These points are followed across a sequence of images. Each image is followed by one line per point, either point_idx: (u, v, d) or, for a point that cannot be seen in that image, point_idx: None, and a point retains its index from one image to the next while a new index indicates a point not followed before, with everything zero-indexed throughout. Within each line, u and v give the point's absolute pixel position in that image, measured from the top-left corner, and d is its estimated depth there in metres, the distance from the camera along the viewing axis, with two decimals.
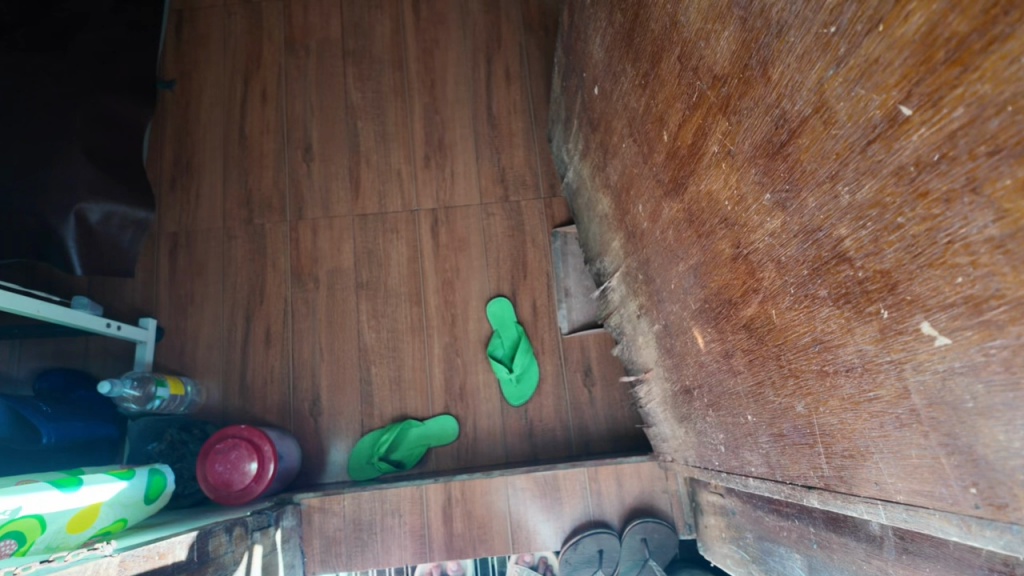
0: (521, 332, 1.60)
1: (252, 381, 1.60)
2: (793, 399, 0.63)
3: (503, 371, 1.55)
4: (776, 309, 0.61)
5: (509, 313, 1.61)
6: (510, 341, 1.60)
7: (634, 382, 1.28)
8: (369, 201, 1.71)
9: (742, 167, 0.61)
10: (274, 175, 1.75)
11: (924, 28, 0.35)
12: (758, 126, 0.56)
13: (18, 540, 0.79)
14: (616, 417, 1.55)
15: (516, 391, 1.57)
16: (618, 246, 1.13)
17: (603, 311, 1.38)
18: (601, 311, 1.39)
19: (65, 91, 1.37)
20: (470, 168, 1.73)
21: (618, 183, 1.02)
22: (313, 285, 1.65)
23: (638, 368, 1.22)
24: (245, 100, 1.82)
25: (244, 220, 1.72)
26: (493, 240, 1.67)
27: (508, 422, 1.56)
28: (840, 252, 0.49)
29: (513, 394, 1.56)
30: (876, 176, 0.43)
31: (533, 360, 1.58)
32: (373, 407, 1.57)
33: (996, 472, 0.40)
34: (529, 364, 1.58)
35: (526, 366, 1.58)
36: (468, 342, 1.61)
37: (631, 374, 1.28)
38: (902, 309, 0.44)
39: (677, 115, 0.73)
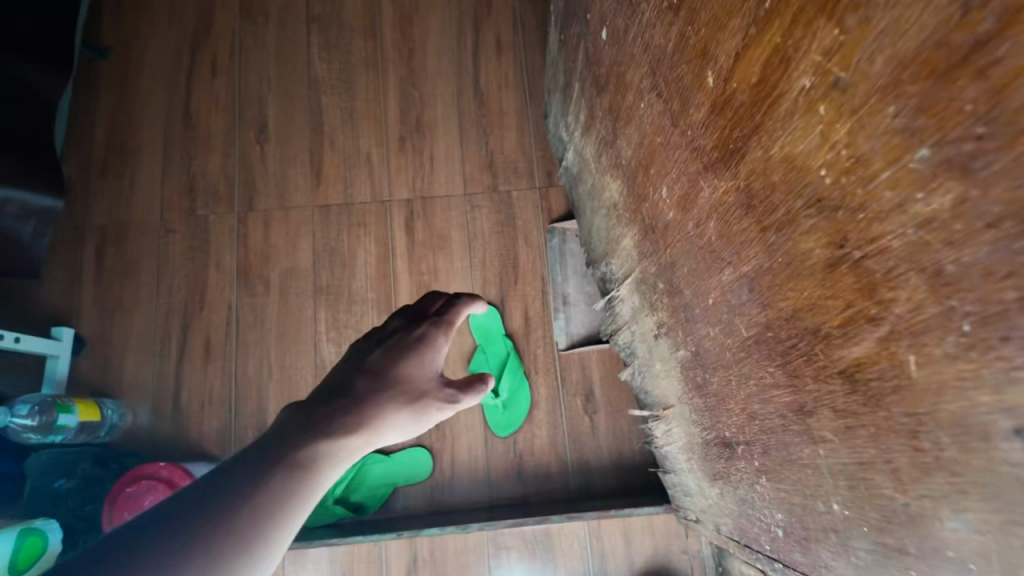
0: (510, 349, 1.33)
1: (189, 403, 1.34)
2: (940, 504, 0.38)
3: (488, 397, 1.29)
4: (920, 355, 0.36)
5: (496, 324, 1.35)
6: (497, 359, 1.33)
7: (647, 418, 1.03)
8: (333, 190, 1.45)
9: (868, 106, 0.35)
10: (223, 159, 1.49)
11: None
12: (917, 22, 0.30)
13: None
14: (622, 451, 1.30)
15: (502, 419, 1.31)
16: (630, 243, 0.87)
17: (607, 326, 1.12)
18: (604, 328, 1.14)
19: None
20: (452, 152, 1.47)
21: (632, 162, 0.77)
22: (264, 288, 1.39)
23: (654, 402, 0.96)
24: (193, 72, 1.56)
25: (185, 212, 1.46)
26: (478, 238, 1.41)
27: (493, 456, 1.30)
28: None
29: (498, 423, 1.30)
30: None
31: (525, 384, 1.32)
32: None
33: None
34: (520, 388, 1.32)
35: (516, 390, 1.32)
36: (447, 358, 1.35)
37: (645, 409, 1.02)
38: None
39: (734, 41, 0.47)
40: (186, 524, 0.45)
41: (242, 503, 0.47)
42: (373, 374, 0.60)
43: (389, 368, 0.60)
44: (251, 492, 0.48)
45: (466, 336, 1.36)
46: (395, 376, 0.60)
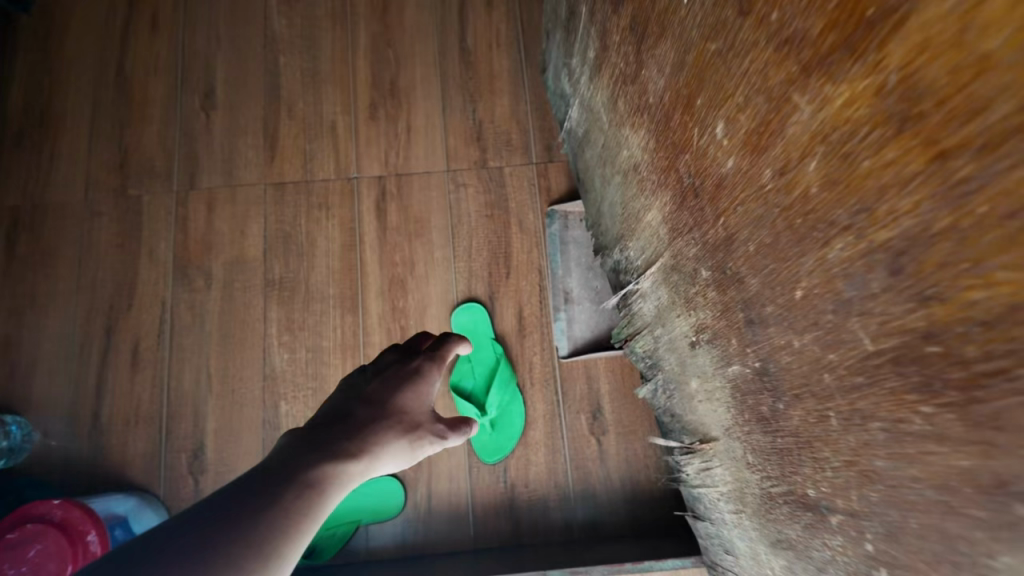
0: (501, 356, 1.10)
1: (111, 421, 1.11)
2: None
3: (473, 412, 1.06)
4: None
5: (485, 325, 1.12)
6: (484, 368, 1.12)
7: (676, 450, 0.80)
8: (290, 166, 1.21)
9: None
10: (161, 129, 1.25)
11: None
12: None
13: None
14: (636, 481, 1.07)
15: (490, 441, 1.08)
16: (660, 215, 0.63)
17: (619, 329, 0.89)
18: (615, 334, 0.90)
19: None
20: (433, 121, 1.23)
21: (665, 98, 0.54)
22: (206, 283, 1.16)
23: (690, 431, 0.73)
24: (129, 27, 1.31)
25: (114, 191, 1.22)
26: (463, 223, 1.18)
27: (478, 487, 1.06)
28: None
29: (485, 446, 1.08)
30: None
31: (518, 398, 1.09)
32: None
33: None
34: (512, 403, 1.09)
35: (507, 405, 1.09)
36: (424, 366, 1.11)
37: (675, 439, 0.79)
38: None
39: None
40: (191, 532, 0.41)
41: (268, 520, 0.43)
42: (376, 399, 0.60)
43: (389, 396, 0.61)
44: (272, 511, 0.44)
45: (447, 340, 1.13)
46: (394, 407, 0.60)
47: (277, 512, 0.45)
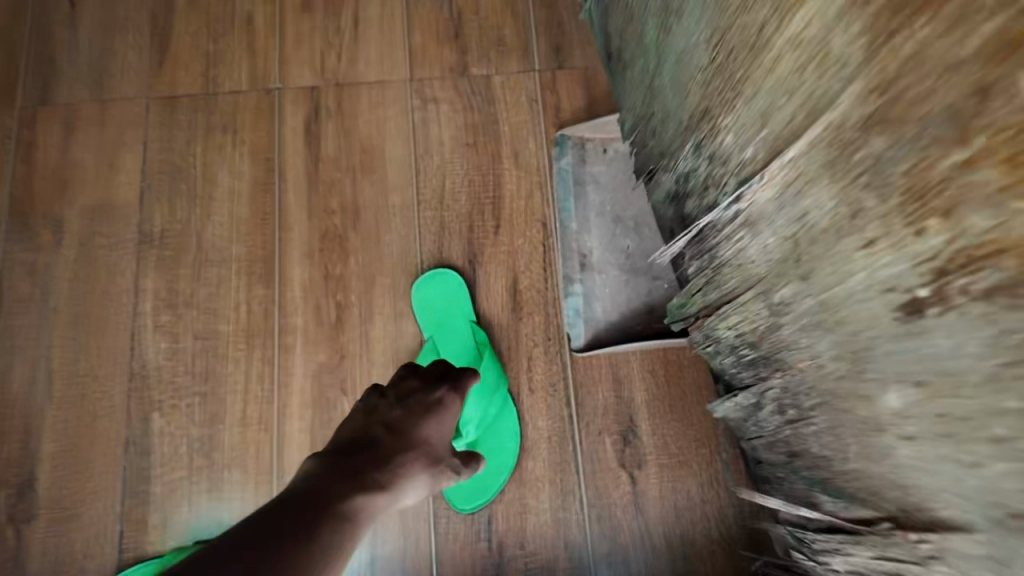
0: (484, 346, 0.73)
1: None
2: None
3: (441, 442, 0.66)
4: None
5: (458, 301, 0.75)
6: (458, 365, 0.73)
7: (799, 522, 0.43)
8: (186, 73, 0.84)
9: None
10: None
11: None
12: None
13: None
14: (691, 541, 0.70)
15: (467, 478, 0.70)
16: None
17: (672, 308, 0.51)
18: (670, 311, 0.52)
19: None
20: (391, 12, 0.85)
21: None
22: (52, 238, 0.78)
23: (855, 495, 0.37)
24: None
25: None
26: (432, 154, 0.80)
27: (450, 547, 0.70)
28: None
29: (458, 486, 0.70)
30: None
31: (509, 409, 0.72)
32: (151, 508, 0.71)
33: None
34: (500, 418, 0.72)
35: (493, 422, 0.72)
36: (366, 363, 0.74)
37: (801, 501, 0.43)
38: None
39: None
40: None
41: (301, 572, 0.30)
42: (396, 427, 0.44)
43: (409, 424, 0.44)
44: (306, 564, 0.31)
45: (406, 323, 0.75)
46: (416, 438, 0.44)
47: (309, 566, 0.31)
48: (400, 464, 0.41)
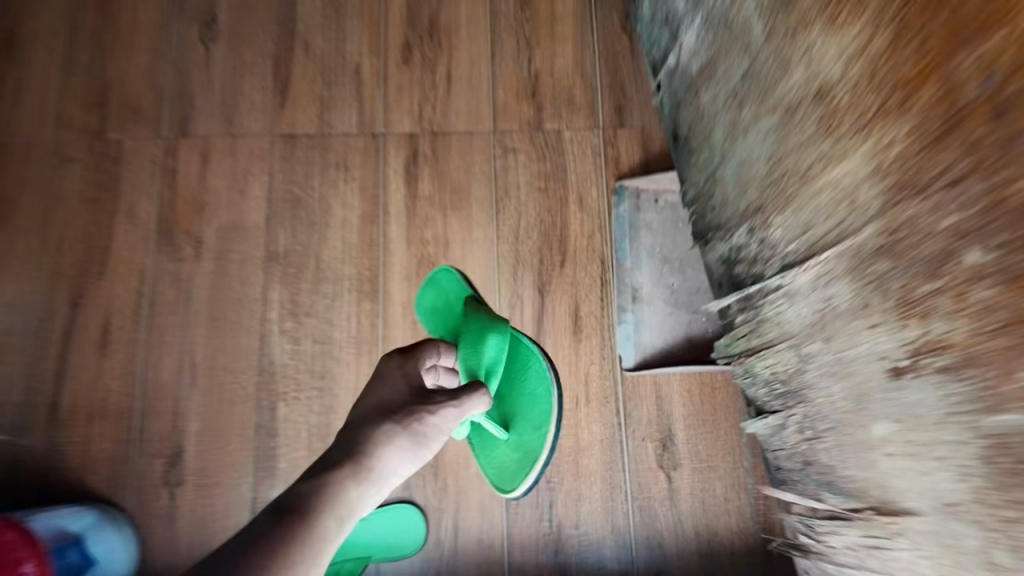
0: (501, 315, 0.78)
1: (72, 414, 0.91)
2: None
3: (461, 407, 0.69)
4: None
5: (459, 286, 0.83)
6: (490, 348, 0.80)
7: (804, 511, 0.57)
8: (305, 114, 0.99)
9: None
10: (150, 60, 1.03)
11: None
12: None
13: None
14: (716, 529, 0.85)
15: (511, 457, 0.75)
16: (882, 160, 0.41)
17: (720, 345, 0.66)
18: (717, 348, 0.66)
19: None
20: (479, 69, 1.00)
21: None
22: (195, 253, 0.95)
23: (844, 491, 0.51)
24: None
25: (91, 133, 1.00)
26: (511, 196, 0.95)
27: (517, 523, 0.86)
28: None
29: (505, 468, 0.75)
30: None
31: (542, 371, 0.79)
32: (279, 478, 0.87)
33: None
34: (529, 387, 0.78)
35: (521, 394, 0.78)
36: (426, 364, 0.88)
37: (810, 496, 0.56)
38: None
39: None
40: None
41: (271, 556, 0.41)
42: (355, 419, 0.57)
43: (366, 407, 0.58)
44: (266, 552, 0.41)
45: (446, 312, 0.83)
46: (373, 412, 0.57)
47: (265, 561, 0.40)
48: (363, 439, 0.54)
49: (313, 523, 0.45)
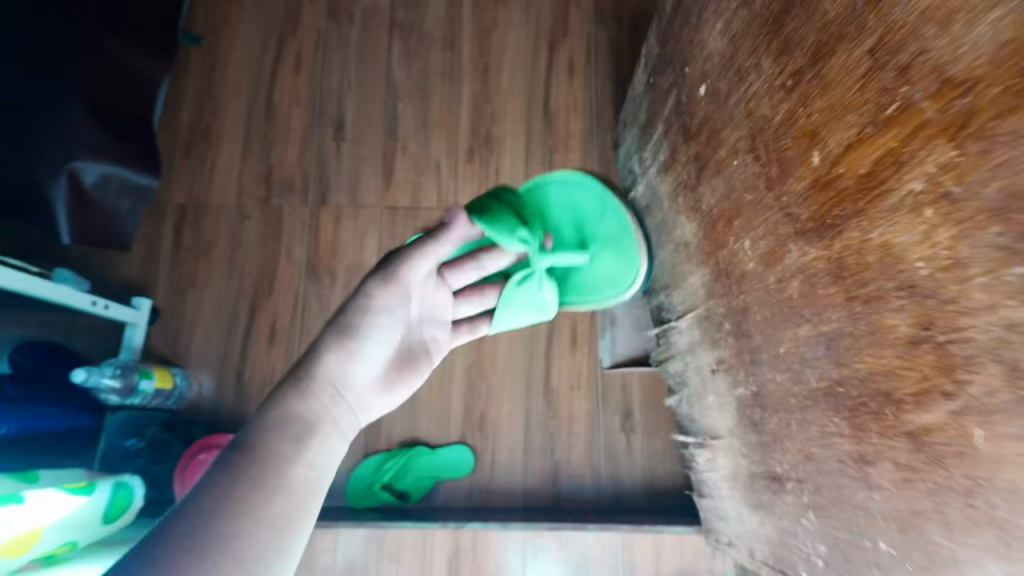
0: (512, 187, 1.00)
1: (251, 381, 1.45)
2: (980, 553, 0.46)
3: (517, 275, 0.98)
4: (984, 433, 0.43)
5: None
6: (562, 206, 1.15)
7: (687, 441, 1.10)
8: (402, 193, 1.52)
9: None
10: (299, 151, 1.56)
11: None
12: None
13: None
14: (655, 471, 1.35)
15: (611, 258, 1.14)
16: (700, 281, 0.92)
17: (658, 352, 1.19)
18: (656, 351, 1.20)
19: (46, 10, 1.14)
20: (517, 168, 1.52)
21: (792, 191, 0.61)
22: (330, 281, 1.48)
23: (698, 429, 1.04)
24: (277, 69, 1.63)
25: (261, 199, 1.54)
26: None
27: (531, 461, 1.36)
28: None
29: (604, 277, 1.15)
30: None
31: (601, 188, 1.16)
32: (382, 427, 1.39)
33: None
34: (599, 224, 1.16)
35: (600, 231, 1.16)
36: (451, 280, 0.93)
37: (688, 433, 1.09)
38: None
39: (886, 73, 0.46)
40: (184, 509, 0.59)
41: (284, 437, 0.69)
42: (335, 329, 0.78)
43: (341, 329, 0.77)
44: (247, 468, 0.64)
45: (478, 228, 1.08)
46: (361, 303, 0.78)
47: (260, 461, 0.65)
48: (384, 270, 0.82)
49: (298, 433, 0.70)
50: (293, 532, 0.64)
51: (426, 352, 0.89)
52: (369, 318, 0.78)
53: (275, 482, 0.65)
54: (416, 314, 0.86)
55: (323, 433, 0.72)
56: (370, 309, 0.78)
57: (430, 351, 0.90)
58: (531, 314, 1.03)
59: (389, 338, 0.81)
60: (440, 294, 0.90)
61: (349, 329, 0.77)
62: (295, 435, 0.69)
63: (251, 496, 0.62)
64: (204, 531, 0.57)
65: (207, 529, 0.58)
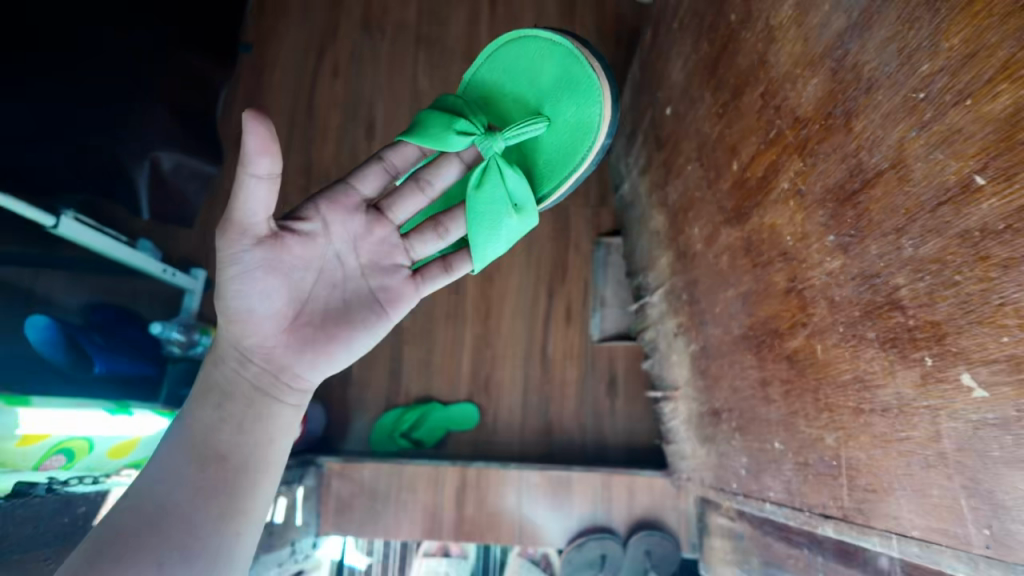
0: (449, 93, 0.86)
1: None
2: (825, 431, 0.69)
3: (470, 178, 0.82)
4: (822, 346, 0.66)
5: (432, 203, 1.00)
6: (506, 82, 0.92)
7: (658, 396, 1.34)
8: None
9: (834, 165, 0.58)
10: (335, 147, 1.80)
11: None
12: (877, 145, 0.52)
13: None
14: (634, 429, 1.57)
15: (574, 114, 0.86)
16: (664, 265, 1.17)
17: (638, 325, 1.43)
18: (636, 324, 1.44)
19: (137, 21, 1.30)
20: None
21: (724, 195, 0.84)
22: None
23: (665, 384, 1.28)
24: (317, 75, 1.86)
25: (301, 188, 1.77)
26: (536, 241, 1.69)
27: (528, 417, 1.60)
28: (998, 267, 0.42)
29: (569, 132, 0.87)
30: (1018, 194, 0.39)
31: (547, 42, 0.88)
32: (401, 386, 1.63)
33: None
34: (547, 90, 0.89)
35: (555, 98, 0.88)
36: (394, 213, 0.82)
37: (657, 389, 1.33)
38: (988, 352, 0.44)
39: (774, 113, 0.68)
40: (131, 489, 0.66)
41: (202, 420, 0.72)
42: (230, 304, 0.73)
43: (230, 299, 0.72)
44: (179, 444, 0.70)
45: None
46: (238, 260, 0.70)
47: (191, 437, 0.71)
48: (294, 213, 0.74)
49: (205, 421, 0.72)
50: (224, 488, 0.69)
51: (370, 302, 0.79)
52: (238, 282, 0.69)
53: (204, 449, 0.70)
54: (337, 270, 0.77)
55: (244, 398, 0.74)
56: (230, 270, 0.68)
57: (376, 301, 0.80)
58: (507, 216, 0.83)
59: (286, 294, 0.73)
60: (377, 233, 0.80)
61: (228, 296, 0.70)
62: (218, 409, 0.73)
63: (184, 456, 0.69)
64: (146, 490, 0.66)
65: (149, 489, 0.66)
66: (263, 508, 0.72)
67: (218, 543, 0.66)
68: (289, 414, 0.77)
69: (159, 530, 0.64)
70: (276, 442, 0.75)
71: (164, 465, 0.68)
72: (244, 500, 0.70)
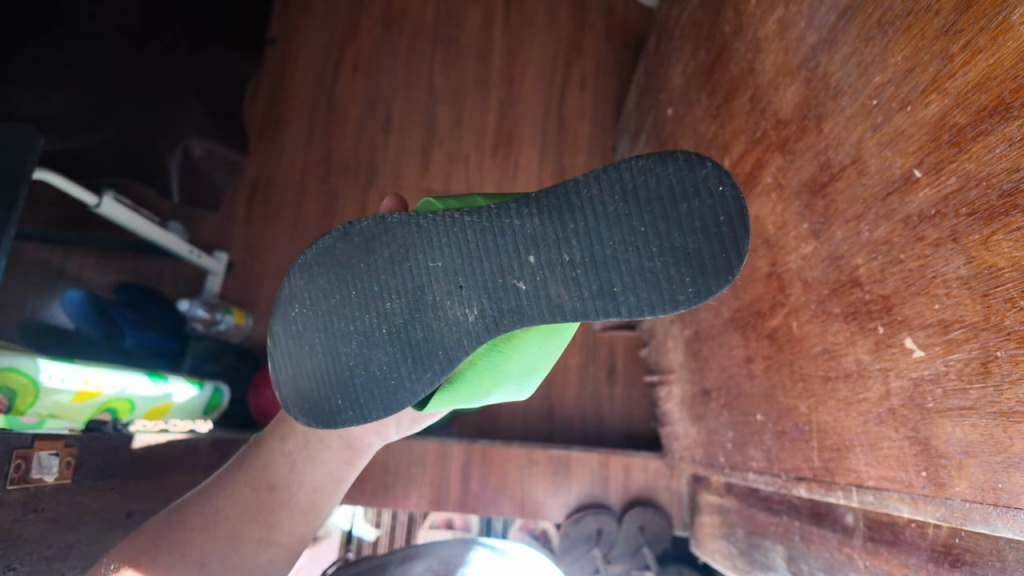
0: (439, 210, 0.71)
1: None
2: (798, 400, 0.77)
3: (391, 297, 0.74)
4: (797, 322, 0.74)
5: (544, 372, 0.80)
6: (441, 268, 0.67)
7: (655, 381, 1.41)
8: (437, 179, 1.84)
9: (806, 164, 0.67)
10: (354, 140, 1.89)
11: (1018, 47, 0.41)
12: (841, 144, 0.60)
13: (10, 396, 0.77)
14: (633, 414, 1.66)
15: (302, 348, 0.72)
16: None
17: None
18: None
19: (172, 17, 1.38)
20: (533, 163, 1.84)
21: None
22: None
23: (661, 369, 1.36)
24: (337, 70, 1.95)
25: (320, 177, 1.86)
26: None
27: (532, 401, 1.68)
28: (930, 245, 0.51)
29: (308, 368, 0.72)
30: (943, 185, 0.48)
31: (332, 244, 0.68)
32: None
33: (970, 467, 0.50)
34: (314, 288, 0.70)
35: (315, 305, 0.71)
36: None
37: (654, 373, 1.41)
38: (923, 318, 0.53)
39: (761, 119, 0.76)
40: (189, 504, 0.79)
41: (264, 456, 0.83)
42: None
43: None
44: (241, 474, 0.82)
45: (564, 296, 0.66)
46: None
47: (250, 470, 0.83)
48: None
49: (263, 461, 0.83)
50: (268, 516, 0.81)
51: None
52: None
53: (259, 479, 0.82)
54: None
55: (303, 438, 0.84)
56: None
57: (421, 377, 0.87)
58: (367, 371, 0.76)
59: None
60: None
61: None
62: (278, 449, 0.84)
63: (243, 483, 0.82)
64: (201, 505, 0.79)
65: (200, 511, 0.78)
66: (292, 540, 0.83)
67: (246, 564, 0.78)
68: (337, 465, 0.85)
69: (205, 540, 0.76)
70: (319, 489, 0.84)
71: (218, 494, 0.80)
72: (275, 529, 0.81)
